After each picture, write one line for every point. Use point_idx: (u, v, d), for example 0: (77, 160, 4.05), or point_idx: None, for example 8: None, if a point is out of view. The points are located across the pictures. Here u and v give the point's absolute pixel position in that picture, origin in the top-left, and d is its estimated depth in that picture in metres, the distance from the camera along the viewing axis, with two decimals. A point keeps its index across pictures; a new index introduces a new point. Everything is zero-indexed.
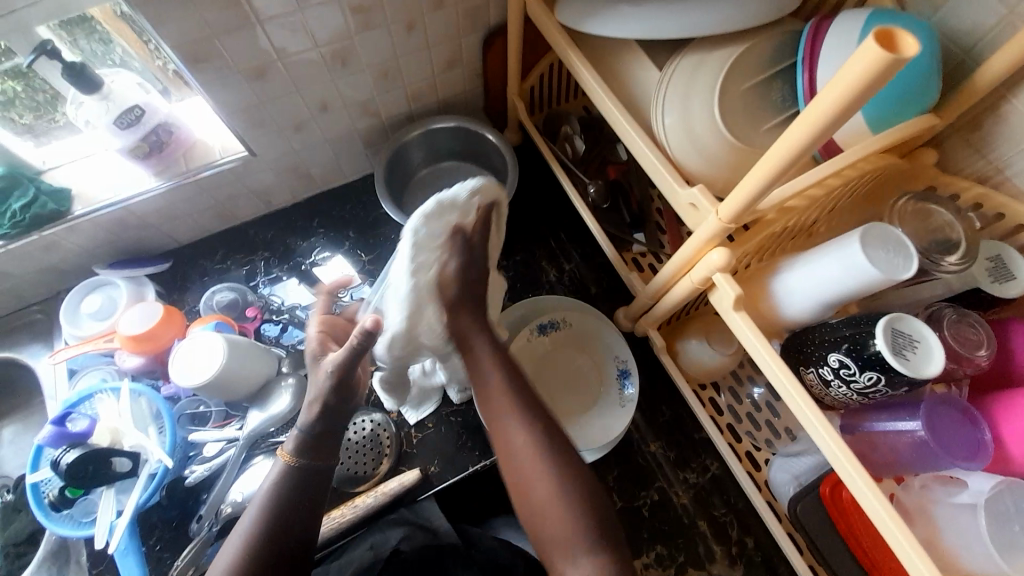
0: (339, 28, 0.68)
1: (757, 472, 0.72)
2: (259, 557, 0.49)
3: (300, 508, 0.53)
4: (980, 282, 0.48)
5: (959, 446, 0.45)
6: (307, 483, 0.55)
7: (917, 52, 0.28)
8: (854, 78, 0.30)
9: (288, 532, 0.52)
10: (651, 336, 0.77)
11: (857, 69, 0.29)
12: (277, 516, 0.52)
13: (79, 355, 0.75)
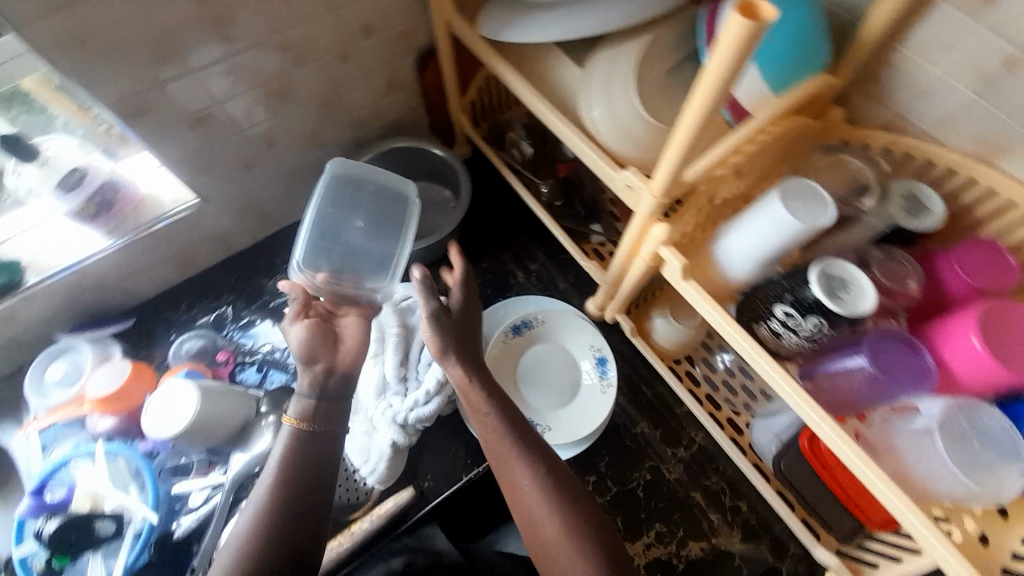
0: (274, 66, 0.70)
1: (740, 436, 0.74)
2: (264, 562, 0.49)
3: (300, 527, 0.53)
4: (901, 220, 0.51)
5: (904, 373, 0.47)
6: (315, 454, 0.59)
7: (774, 15, 0.31)
8: (728, 46, 0.33)
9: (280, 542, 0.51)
10: (621, 319, 0.79)
11: (728, 36, 0.33)
12: (285, 496, 0.54)
13: (50, 426, 0.73)
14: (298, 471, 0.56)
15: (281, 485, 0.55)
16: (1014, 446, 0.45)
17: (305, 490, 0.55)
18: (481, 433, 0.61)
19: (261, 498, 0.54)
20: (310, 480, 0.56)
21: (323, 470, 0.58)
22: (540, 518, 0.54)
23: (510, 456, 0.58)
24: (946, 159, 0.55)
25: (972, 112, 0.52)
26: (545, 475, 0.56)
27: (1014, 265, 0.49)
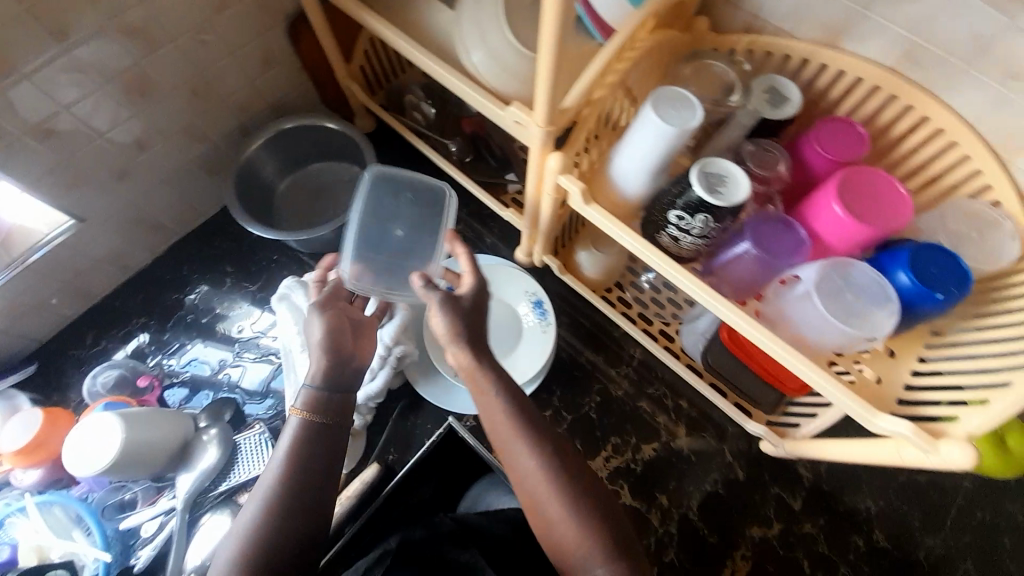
0: (124, 57, 0.64)
1: (673, 343, 0.79)
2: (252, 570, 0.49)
3: (297, 527, 0.51)
4: (763, 110, 0.56)
5: (781, 249, 0.53)
6: (318, 451, 0.56)
7: None
8: None
9: (275, 555, 0.50)
10: (549, 261, 0.81)
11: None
12: (285, 497, 0.52)
13: None
14: (297, 469, 0.54)
15: (281, 496, 0.52)
16: (883, 291, 0.50)
17: (309, 486, 0.54)
18: (489, 420, 0.58)
19: (257, 508, 0.52)
20: (311, 476, 0.54)
21: (326, 463, 0.56)
22: (546, 505, 0.54)
23: (518, 446, 0.56)
24: (798, 50, 0.59)
25: (813, 2, 0.57)
26: (553, 464, 0.55)
27: (861, 134, 0.55)
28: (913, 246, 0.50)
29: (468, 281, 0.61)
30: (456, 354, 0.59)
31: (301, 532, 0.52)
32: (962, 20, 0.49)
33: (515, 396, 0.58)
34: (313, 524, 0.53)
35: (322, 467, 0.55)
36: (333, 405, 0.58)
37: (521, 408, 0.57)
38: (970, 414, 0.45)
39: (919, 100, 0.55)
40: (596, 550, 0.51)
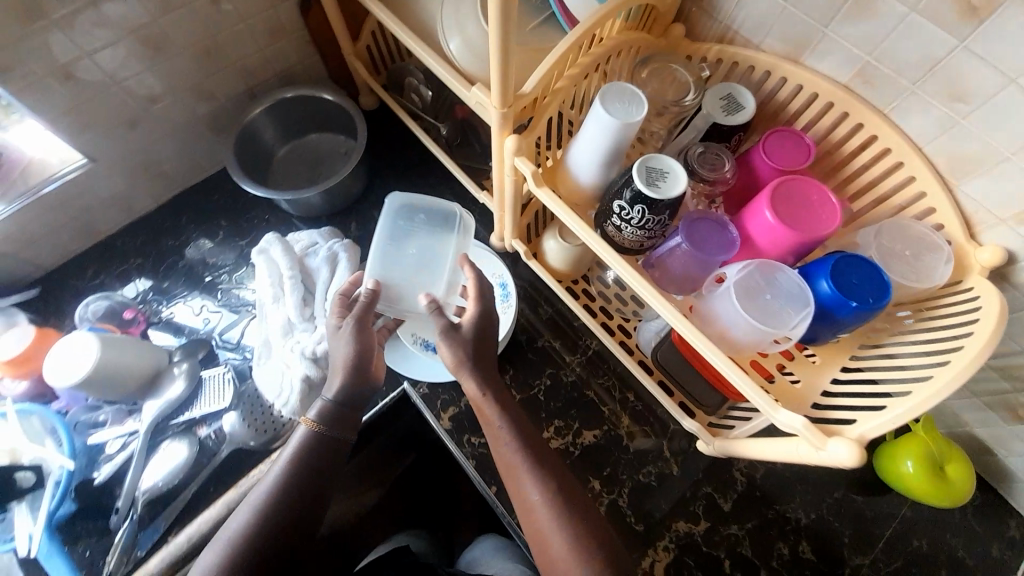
0: (141, 14, 0.70)
1: (629, 339, 0.81)
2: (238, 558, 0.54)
3: (281, 516, 0.57)
4: (715, 116, 0.58)
5: (712, 247, 0.55)
6: (321, 458, 0.62)
7: None
8: None
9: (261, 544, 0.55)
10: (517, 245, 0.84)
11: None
12: (290, 487, 0.59)
13: None
14: (303, 464, 0.60)
15: (282, 489, 0.58)
16: (801, 296, 0.52)
17: (312, 479, 0.60)
18: (498, 452, 0.63)
19: (264, 490, 0.58)
20: (315, 472, 0.61)
21: (326, 459, 0.62)
22: (551, 546, 0.57)
23: (523, 478, 0.61)
24: (762, 62, 0.61)
25: (778, 16, 0.58)
26: (556, 502, 0.59)
27: (806, 146, 0.57)
28: (836, 256, 0.53)
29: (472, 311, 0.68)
30: (467, 380, 0.65)
31: (296, 520, 0.58)
32: (908, 42, 0.50)
33: (520, 429, 0.64)
34: (305, 515, 0.59)
35: (326, 464, 0.62)
36: (342, 413, 0.64)
37: (535, 449, 0.63)
38: (868, 418, 0.47)
39: (869, 119, 0.56)
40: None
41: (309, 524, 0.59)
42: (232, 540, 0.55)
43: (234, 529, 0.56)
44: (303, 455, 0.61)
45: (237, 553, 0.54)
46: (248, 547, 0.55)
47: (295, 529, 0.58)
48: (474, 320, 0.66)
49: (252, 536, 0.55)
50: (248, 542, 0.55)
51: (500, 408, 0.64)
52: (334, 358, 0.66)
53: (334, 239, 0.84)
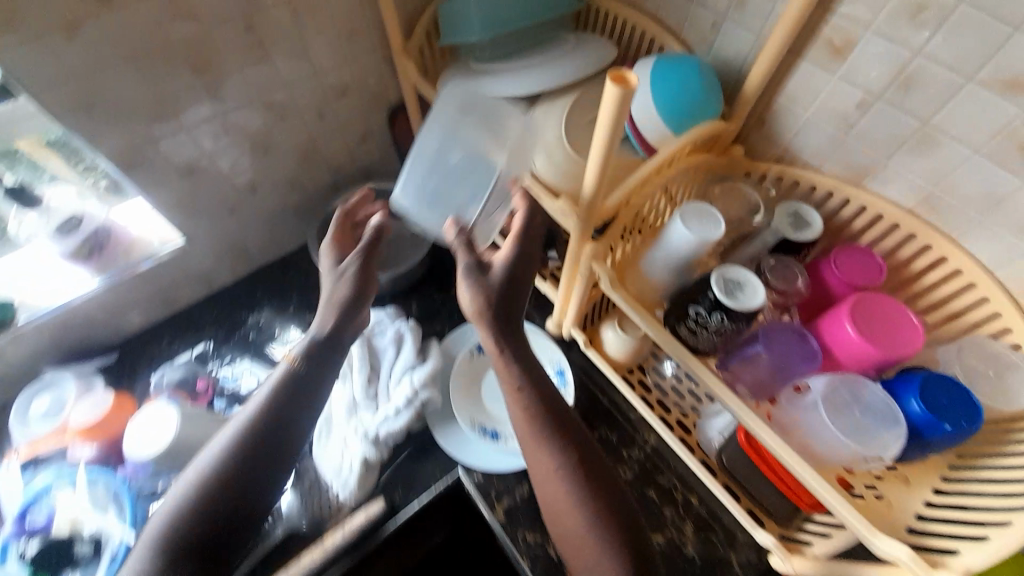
0: (258, 122, 0.81)
1: (689, 436, 0.80)
2: (214, 508, 0.54)
3: (255, 467, 0.57)
4: (785, 231, 0.62)
5: (792, 357, 0.57)
6: (298, 416, 0.62)
7: (638, 82, 0.42)
8: (607, 103, 0.44)
9: (241, 500, 0.55)
10: (576, 334, 0.85)
11: (607, 99, 0.44)
12: (244, 448, 0.58)
13: (43, 451, 0.77)
14: (264, 420, 0.59)
15: (248, 431, 0.59)
16: (892, 414, 0.53)
17: (273, 444, 0.59)
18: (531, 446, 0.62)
19: (226, 443, 0.58)
20: (274, 443, 0.59)
21: (290, 424, 0.61)
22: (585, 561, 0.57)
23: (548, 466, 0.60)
24: (826, 183, 0.66)
25: (840, 145, 0.64)
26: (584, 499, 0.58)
27: (879, 265, 0.60)
28: (923, 376, 0.54)
29: (502, 256, 0.66)
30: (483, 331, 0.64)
31: (256, 473, 0.57)
32: (974, 178, 0.54)
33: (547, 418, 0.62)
34: (274, 477, 0.58)
35: (288, 416, 0.61)
36: (310, 380, 0.64)
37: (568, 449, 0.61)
38: (971, 550, 0.47)
39: (939, 241, 0.59)
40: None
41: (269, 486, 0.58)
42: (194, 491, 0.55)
43: (203, 466, 0.57)
44: (264, 411, 0.60)
45: (199, 489, 0.55)
46: (221, 503, 0.55)
47: (255, 493, 0.57)
48: (507, 260, 0.65)
49: (210, 486, 0.55)
50: (208, 488, 0.55)
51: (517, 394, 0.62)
52: (331, 297, 0.69)
53: (398, 319, 0.88)
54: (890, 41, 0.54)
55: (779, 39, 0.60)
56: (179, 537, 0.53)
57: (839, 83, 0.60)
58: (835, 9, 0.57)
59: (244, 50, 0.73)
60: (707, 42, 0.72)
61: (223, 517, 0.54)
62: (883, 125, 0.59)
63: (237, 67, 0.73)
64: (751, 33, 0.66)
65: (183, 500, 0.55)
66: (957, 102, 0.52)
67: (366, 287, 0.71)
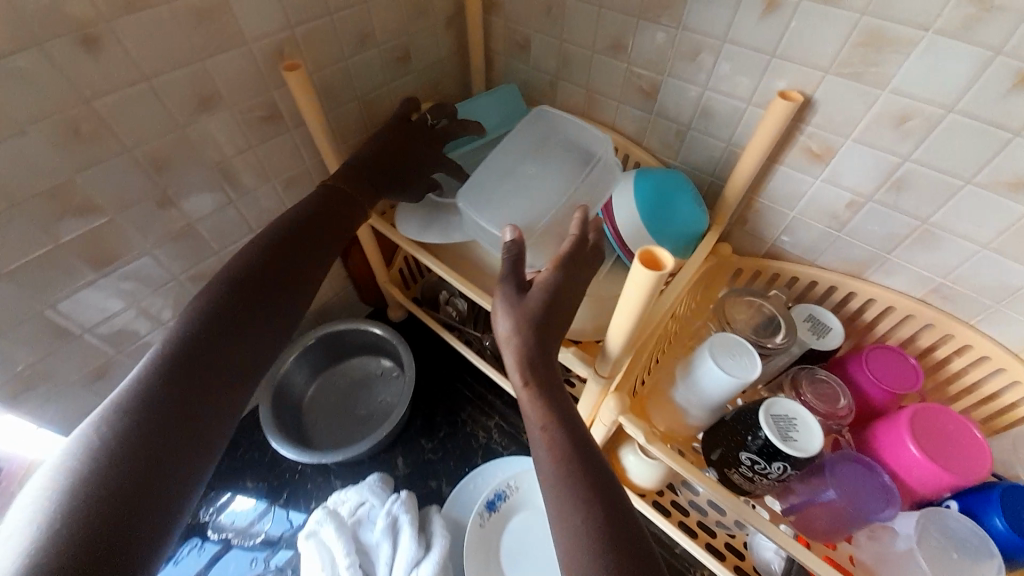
0: (181, 299, 0.70)
1: (744, 561, 0.72)
2: (176, 357, 0.47)
3: (226, 317, 0.51)
4: (809, 342, 0.59)
5: (869, 496, 0.50)
6: (273, 328, 0.55)
7: (673, 262, 0.37)
8: (640, 284, 0.39)
9: (198, 341, 0.49)
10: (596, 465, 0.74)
11: (639, 284, 0.39)
12: (168, 373, 0.46)
13: None
14: (175, 384, 0.46)
15: (229, 288, 0.53)
16: (984, 542, 0.47)
17: (211, 353, 0.49)
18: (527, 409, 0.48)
19: (147, 363, 0.47)
20: (208, 350, 0.49)
21: (233, 323, 0.52)
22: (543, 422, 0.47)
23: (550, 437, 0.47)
24: (826, 278, 0.65)
25: (832, 242, 0.63)
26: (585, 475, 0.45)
27: (913, 366, 0.57)
28: (1001, 487, 0.49)
29: (547, 282, 0.48)
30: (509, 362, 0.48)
31: (195, 394, 0.47)
32: (985, 272, 0.53)
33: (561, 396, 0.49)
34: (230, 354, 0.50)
35: (224, 329, 0.51)
36: (255, 283, 0.54)
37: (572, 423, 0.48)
38: None
39: (956, 329, 0.58)
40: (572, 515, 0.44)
41: (213, 397, 0.48)
42: (114, 413, 0.43)
43: (108, 406, 0.44)
44: (171, 370, 0.46)
45: (128, 399, 0.44)
46: (188, 344, 0.49)
47: (185, 425, 0.45)
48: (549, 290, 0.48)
49: (125, 420, 0.43)
50: (124, 432, 0.42)
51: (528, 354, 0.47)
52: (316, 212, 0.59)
53: (389, 496, 0.74)
54: (873, 151, 0.53)
55: (758, 153, 0.58)
56: (106, 450, 0.41)
57: (822, 187, 0.59)
58: (808, 124, 0.56)
59: (162, 225, 0.61)
60: (675, 150, 0.70)
61: (188, 354, 0.48)
62: (877, 224, 0.58)
63: (148, 246, 0.61)
64: (720, 141, 0.65)
65: (88, 445, 0.41)
66: (955, 204, 0.51)
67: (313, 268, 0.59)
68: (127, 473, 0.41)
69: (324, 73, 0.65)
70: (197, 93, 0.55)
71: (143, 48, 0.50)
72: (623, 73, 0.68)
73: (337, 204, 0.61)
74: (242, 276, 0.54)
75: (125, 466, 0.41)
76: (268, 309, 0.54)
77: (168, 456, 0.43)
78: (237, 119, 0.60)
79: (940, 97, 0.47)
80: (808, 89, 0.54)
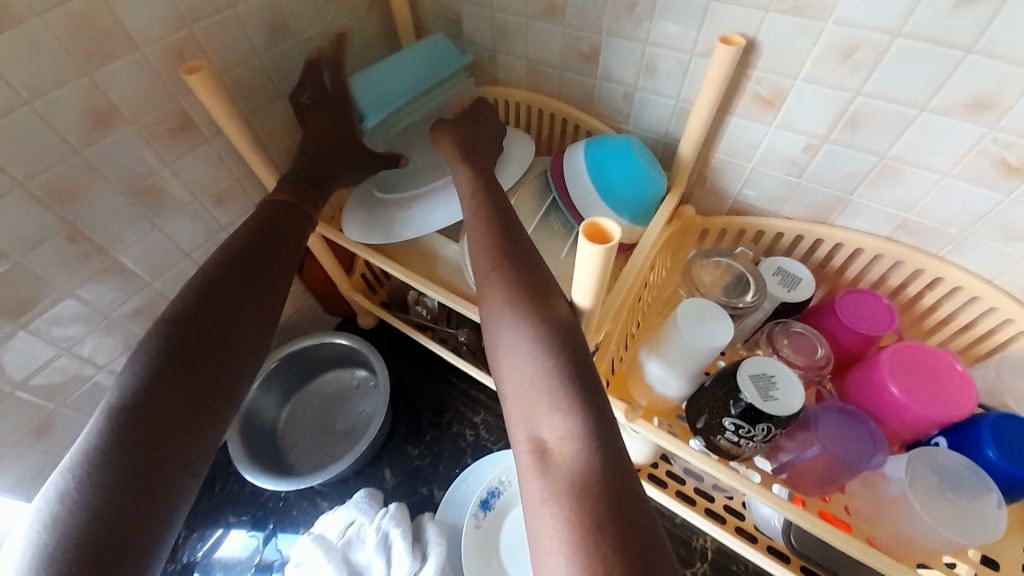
0: (123, 339, 0.65)
1: (744, 521, 0.72)
2: (148, 383, 0.43)
3: (198, 333, 0.46)
4: (780, 295, 0.57)
5: (857, 444, 0.49)
6: (252, 335, 0.50)
7: (621, 232, 0.35)
8: (591, 259, 0.36)
9: (170, 363, 0.44)
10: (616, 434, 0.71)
11: (590, 259, 0.36)
12: (134, 407, 0.41)
13: None
14: (145, 420, 0.41)
15: (199, 303, 0.47)
16: (979, 476, 0.47)
17: (180, 390, 0.44)
18: (508, 376, 0.42)
19: (106, 414, 0.41)
20: (175, 386, 0.44)
21: (198, 350, 0.46)
22: (527, 390, 0.40)
23: (545, 407, 0.39)
24: (792, 229, 0.63)
25: (794, 190, 0.60)
26: (589, 435, 0.37)
27: (887, 306, 0.56)
28: (988, 418, 0.49)
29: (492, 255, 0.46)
30: (495, 305, 0.44)
31: (168, 438, 0.42)
32: (950, 199, 0.51)
33: (553, 350, 0.41)
34: (210, 371, 0.46)
35: (191, 359, 0.45)
36: (224, 292, 0.49)
37: (574, 376, 0.40)
38: None
39: (927, 262, 0.57)
40: (569, 494, 0.35)
41: (186, 439, 0.43)
42: (71, 478, 0.38)
43: (69, 465, 0.39)
44: (140, 405, 0.42)
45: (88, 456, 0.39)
46: (158, 367, 0.44)
47: (162, 474, 0.41)
48: (511, 251, 0.46)
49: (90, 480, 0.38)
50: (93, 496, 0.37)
51: (510, 307, 0.43)
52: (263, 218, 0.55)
53: (379, 511, 0.71)
54: (823, 88, 0.51)
55: (706, 105, 0.55)
56: (70, 518, 0.37)
57: (777, 133, 0.56)
58: (754, 68, 0.53)
59: (84, 262, 0.56)
60: (625, 114, 0.67)
61: (161, 379, 0.43)
62: (836, 165, 0.55)
63: (70, 288, 0.56)
64: (669, 98, 0.61)
65: (52, 515, 0.37)
66: (912, 132, 0.49)
67: (279, 266, 0.53)
68: (93, 540, 0.36)
69: (237, 76, 0.60)
70: (90, 113, 0.50)
71: (16, 68, 0.44)
72: (560, 38, 0.64)
73: (281, 218, 0.55)
74: (211, 289, 0.48)
75: (90, 535, 0.36)
76: (240, 333, 0.49)
77: (141, 513, 0.39)
78: (144, 135, 0.55)
79: (884, 20, 0.44)
80: (749, 31, 0.51)
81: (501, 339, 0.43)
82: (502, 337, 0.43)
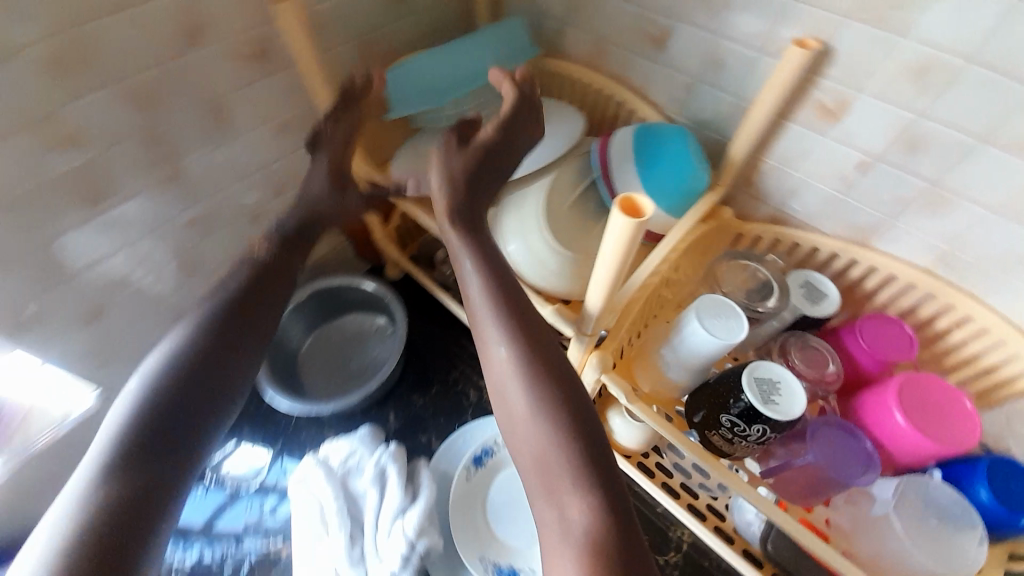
0: (179, 244, 0.69)
1: (724, 523, 0.73)
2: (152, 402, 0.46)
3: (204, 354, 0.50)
4: (802, 307, 0.58)
5: (850, 460, 0.50)
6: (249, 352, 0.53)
7: (654, 209, 0.36)
8: (619, 233, 0.38)
9: (175, 382, 0.48)
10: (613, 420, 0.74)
11: (618, 233, 0.38)
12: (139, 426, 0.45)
13: None
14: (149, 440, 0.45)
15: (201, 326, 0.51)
16: (965, 512, 0.48)
17: (189, 398, 0.48)
18: (525, 446, 0.48)
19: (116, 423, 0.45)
20: (200, 399, 0.48)
21: (232, 358, 0.51)
22: (547, 463, 0.46)
23: (566, 482, 0.45)
24: (830, 246, 0.62)
25: (837, 205, 0.60)
26: (604, 509, 0.44)
27: (907, 334, 0.56)
28: (987, 460, 0.50)
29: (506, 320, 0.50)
30: (502, 374, 0.49)
31: (174, 446, 0.46)
32: (995, 238, 0.51)
33: (577, 421, 0.47)
34: (212, 392, 0.49)
35: (202, 369, 0.49)
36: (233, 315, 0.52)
37: (587, 444, 0.46)
38: None
39: (960, 300, 0.56)
40: (585, 563, 0.41)
41: (185, 448, 0.46)
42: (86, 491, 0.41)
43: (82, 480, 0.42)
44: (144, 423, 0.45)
45: (109, 460, 0.43)
46: (163, 389, 0.47)
47: (166, 479, 0.44)
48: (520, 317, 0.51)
49: (152, 475, 0.44)
50: (109, 494, 0.41)
51: (528, 386, 0.48)
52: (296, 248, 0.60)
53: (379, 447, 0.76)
54: (886, 106, 0.50)
55: (767, 107, 0.55)
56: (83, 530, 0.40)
57: (830, 145, 0.56)
58: (824, 77, 0.52)
59: (153, 166, 0.60)
60: (681, 105, 0.67)
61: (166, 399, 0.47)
62: (883, 187, 0.55)
63: (141, 188, 0.61)
64: (729, 94, 0.61)
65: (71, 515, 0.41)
66: (967, 164, 0.48)
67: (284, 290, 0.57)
68: (106, 538, 0.40)
69: (316, 10, 0.62)
70: (183, 26, 0.54)
71: None
72: (633, 17, 0.63)
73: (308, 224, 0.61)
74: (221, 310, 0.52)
75: (104, 534, 0.40)
76: (247, 342, 0.53)
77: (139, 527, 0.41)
78: (224, 55, 0.58)
79: (962, 43, 0.44)
80: (827, 35, 0.50)
81: (518, 412, 0.49)
82: (519, 410, 0.48)
